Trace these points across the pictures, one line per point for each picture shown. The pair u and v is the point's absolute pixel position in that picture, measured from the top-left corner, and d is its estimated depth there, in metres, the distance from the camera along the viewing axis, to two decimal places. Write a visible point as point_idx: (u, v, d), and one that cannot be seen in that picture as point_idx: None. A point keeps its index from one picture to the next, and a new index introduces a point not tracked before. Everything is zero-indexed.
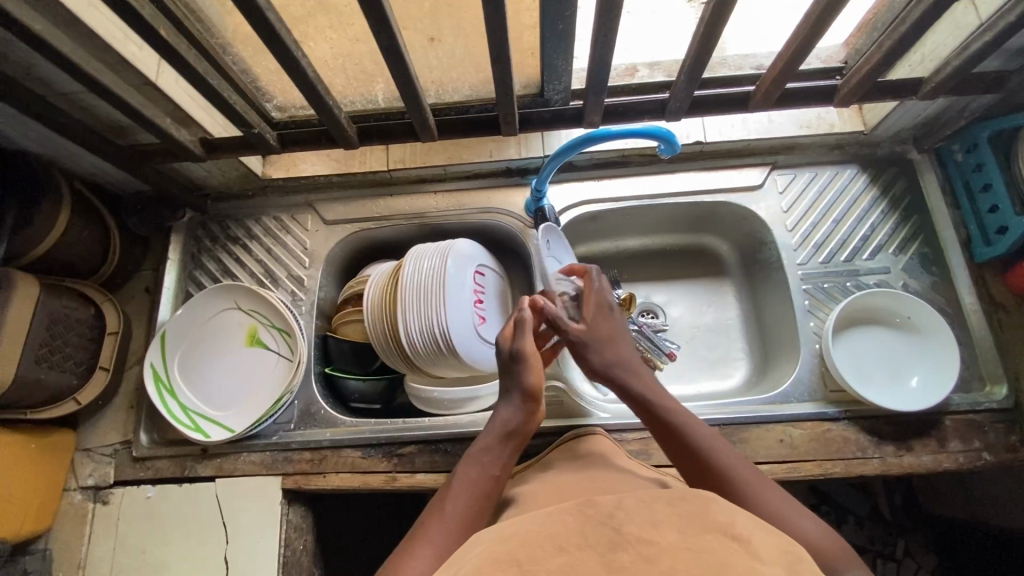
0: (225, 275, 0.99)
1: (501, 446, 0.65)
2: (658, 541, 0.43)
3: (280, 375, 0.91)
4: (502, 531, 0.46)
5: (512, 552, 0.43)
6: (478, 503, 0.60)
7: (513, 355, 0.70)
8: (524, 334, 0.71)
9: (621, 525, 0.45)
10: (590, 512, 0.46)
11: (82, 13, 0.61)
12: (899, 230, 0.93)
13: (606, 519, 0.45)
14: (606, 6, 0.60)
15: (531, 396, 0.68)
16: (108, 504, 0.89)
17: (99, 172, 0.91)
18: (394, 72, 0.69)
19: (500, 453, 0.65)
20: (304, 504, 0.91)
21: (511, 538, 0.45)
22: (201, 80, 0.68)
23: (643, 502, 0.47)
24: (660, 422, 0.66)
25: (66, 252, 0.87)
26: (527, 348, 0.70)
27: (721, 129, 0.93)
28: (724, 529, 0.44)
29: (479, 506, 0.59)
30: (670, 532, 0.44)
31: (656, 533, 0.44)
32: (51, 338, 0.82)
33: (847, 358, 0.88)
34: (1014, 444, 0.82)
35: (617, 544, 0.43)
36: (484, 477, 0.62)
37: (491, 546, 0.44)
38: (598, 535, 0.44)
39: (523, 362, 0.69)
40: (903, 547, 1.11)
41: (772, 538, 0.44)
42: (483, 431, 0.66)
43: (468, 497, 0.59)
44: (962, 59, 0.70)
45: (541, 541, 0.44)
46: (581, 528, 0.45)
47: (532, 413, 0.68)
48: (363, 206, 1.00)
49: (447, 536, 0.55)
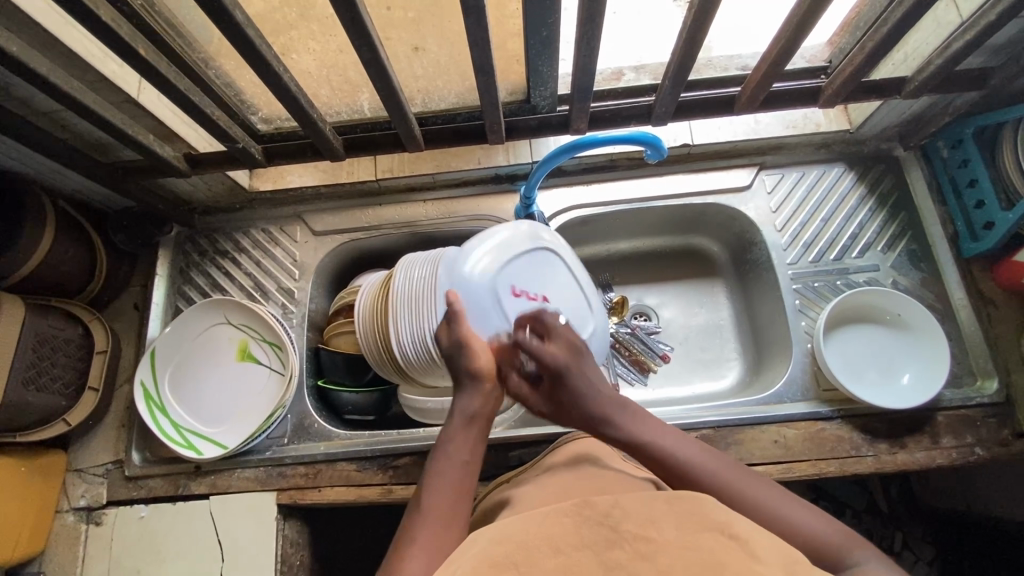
0: (215, 289, 0.98)
1: (470, 432, 0.66)
2: (657, 538, 0.42)
3: (272, 389, 0.90)
4: (498, 532, 0.45)
5: (511, 555, 0.42)
6: (458, 495, 0.60)
7: (454, 342, 0.72)
8: (459, 322, 0.72)
9: (618, 523, 0.43)
10: (587, 512, 0.45)
11: (59, 32, 0.61)
12: (887, 227, 0.94)
13: (603, 518, 0.44)
14: (588, 13, 0.60)
15: (482, 379, 0.70)
16: (101, 524, 0.88)
17: (83, 187, 0.90)
18: (377, 84, 0.69)
19: (468, 441, 0.65)
20: (299, 519, 0.90)
21: (507, 539, 0.43)
22: (182, 95, 0.68)
23: (642, 502, 0.45)
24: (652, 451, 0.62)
25: (52, 272, 0.86)
26: (467, 334, 0.72)
27: (709, 131, 0.93)
28: (722, 527, 0.42)
29: (459, 495, 0.60)
30: (668, 529, 0.43)
31: (654, 531, 0.43)
32: (39, 360, 0.81)
33: (839, 357, 0.88)
34: (1006, 438, 0.82)
35: (614, 542, 0.42)
36: (457, 464, 0.62)
37: (488, 550, 0.43)
38: (596, 535, 0.43)
39: (467, 347, 0.71)
40: (900, 539, 1.11)
41: (771, 540, 0.42)
42: (446, 423, 0.67)
43: (448, 491, 0.60)
44: (944, 57, 0.70)
45: (536, 544, 0.42)
46: (577, 530, 0.43)
47: (486, 390, 0.69)
48: (352, 216, 1.00)
49: (435, 536, 0.55)
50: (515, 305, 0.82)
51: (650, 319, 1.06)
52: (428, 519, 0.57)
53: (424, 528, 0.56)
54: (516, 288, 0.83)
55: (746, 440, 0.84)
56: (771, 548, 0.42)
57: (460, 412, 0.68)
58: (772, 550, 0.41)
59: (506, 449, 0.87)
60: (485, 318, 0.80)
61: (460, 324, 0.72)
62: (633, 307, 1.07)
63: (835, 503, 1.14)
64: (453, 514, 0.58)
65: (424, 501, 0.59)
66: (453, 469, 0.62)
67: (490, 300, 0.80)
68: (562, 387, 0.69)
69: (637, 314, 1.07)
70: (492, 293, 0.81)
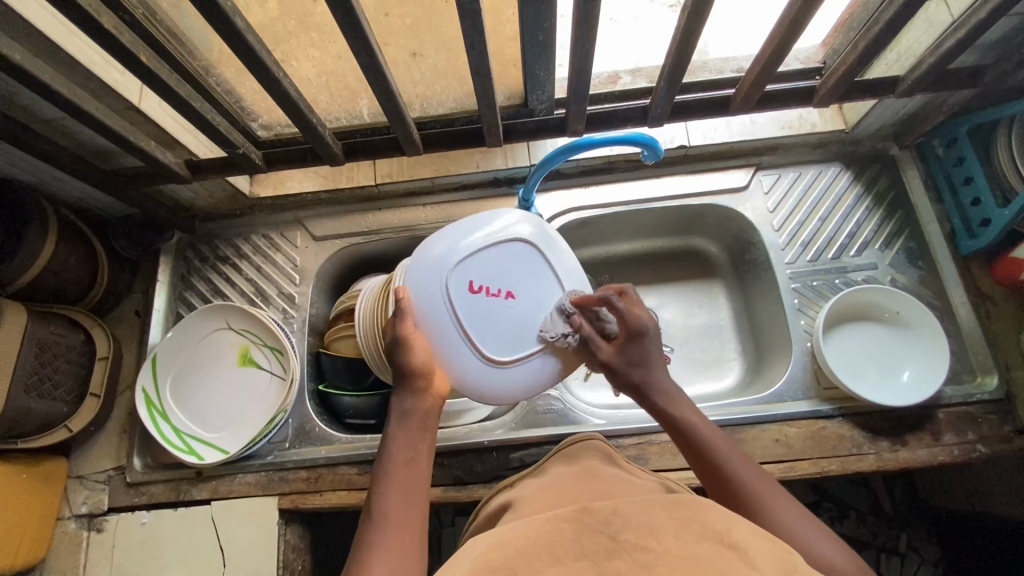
0: (215, 295, 0.99)
1: (411, 432, 0.65)
2: (655, 547, 0.42)
3: (273, 394, 0.90)
4: (495, 543, 0.45)
5: (507, 561, 0.42)
6: (409, 493, 0.61)
7: (394, 340, 0.66)
8: (405, 320, 0.66)
9: (617, 534, 0.43)
10: (586, 520, 0.45)
11: (62, 41, 0.62)
12: (885, 225, 0.94)
13: (602, 527, 0.44)
14: (583, 15, 0.60)
15: (417, 377, 0.67)
16: (102, 531, 0.88)
17: (84, 194, 0.90)
18: (376, 90, 0.69)
19: (409, 439, 0.65)
20: (301, 524, 0.90)
21: (505, 548, 0.44)
22: (182, 102, 0.68)
23: (641, 510, 0.46)
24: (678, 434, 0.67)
25: (54, 279, 0.86)
26: (410, 331, 0.66)
27: (705, 132, 0.94)
28: (718, 536, 0.42)
29: (413, 497, 0.61)
30: (668, 538, 0.42)
31: (653, 539, 0.42)
32: (40, 366, 0.82)
33: (840, 356, 0.88)
34: (1007, 435, 0.82)
35: (612, 551, 0.42)
36: (405, 466, 0.62)
37: (486, 557, 0.43)
38: (594, 543, 0.43)
39: (404, 346, 0.66)
40: (905, 541, 1.11)
41: (769, 547, 0.42)
42: (388, 424, 0.67)
43: (397, 495, 0.60)
44: (938, 55, 0.71)
45: (535, 550, 0.42)
46: (576, 537, 0.43)
47: (430, 389, 0.67)
48: (352, 220, 1.00)
49: (394, 539, 0.56)
50: (469, 304, 0.66)
51: None
52: (382, 522, 0.58)
53: (384, 532, 0.57)
54: (475, 283, 0.67)
55: (747, 439, 0.84)
56: (768, 551, 0.41)
57: (398, 412, 0.67)
58: (771, 558, 0.40)
59: (508, 451, 0.87)
60: (434, 319, 0.66)
61: (406, 322, 0.66)
62: None
63: (838, 505, 1.13)
64: (407, 515, 0.59)
65: (377, 506, 0.60)
66: (401, 470, 0.62)
67: (436, 298, 0.66)
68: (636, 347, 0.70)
69: None
70: (441, 286, 0.66)
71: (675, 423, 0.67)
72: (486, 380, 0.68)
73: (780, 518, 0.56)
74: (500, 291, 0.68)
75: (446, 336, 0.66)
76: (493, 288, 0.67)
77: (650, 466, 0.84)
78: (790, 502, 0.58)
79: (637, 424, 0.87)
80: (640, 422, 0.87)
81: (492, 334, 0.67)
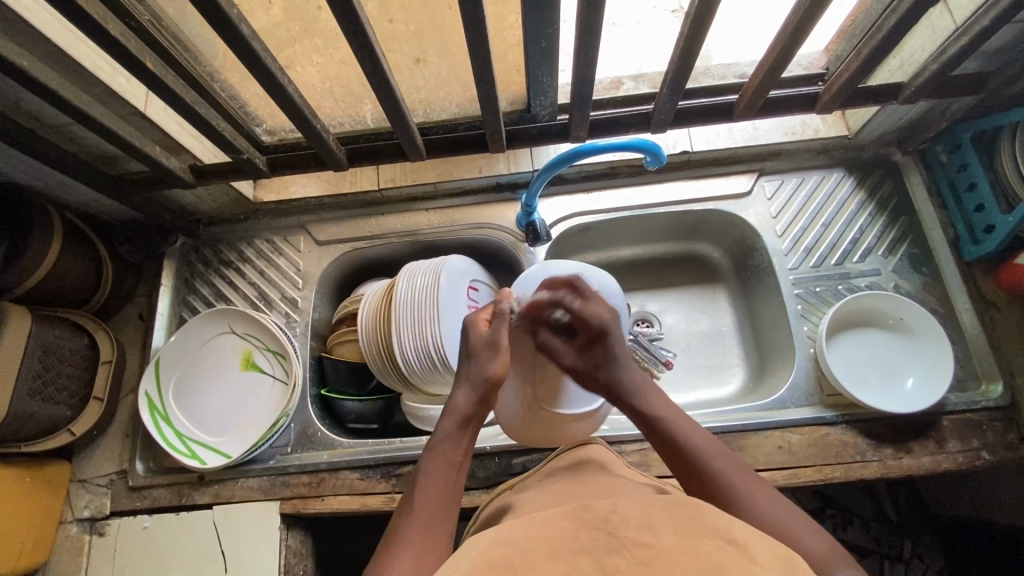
0: (219, 299, 0.99)
1: (456, 436, 0.66)
2: (655, 543, 0.41)
3: (276, 399, 0.90)
4: (497, 539, 0.45)
5: (507, 556, 0.42)
6: (447, 492, 0.61)
7: (487, 341, 0.73)
8: (503, 325, 0.74)
9: (616, 530, 0.43)
10: (585, 517, 0.45)
11: (69, 47, 0.62)
12: (887, 232, 0.94)
13: (601, 524, 0.44)
14: (587, 23, 0.61)
15: (490, 385, 0.70)
16: (105, 535, 0.88)
17: (89, 199, 0.91)
18: (380, 96, 0.70)
19: (457, 442, 0.66)
20: (302, 529, 0.90)
21: (504, 544, 0.43)
22: (189, 109, 0.69)
23: (638, 506, 0.45)
24: (655, 434, 0.65)
25: (58, 283, 0.87)
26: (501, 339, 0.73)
27: (707, 138, 0.94)
28: (719, 532, 0.42)
29: (447, 496, 0.61)
30: (666, 534, 0.42)
31: (653, 536, 0.42)
32: (45, 370, 0.82)
33: (844, 362, 0.88)
34: (1012, 442, 0.81)
35: (612, 548, 0.41)
36: (450, 467, 0.63)
37: (487, 552, 0.43)
38: (594, 539, 0.42)
39: (493, 351, 0.72)
40: (909, 548, 1.10)
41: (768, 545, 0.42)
42: (440, 419, 0.68)
43: (437, 491, 0.61)
44: (940, 63, 0.71)
45: (534, 546, 0.42)
46: (575, 533, 0.43)
47: (486, 398, 0.70)
48: (355, 225, 1.01)
49: (428, 534, 0.57)
50: (533, 341, 0.80)
51: (652, 326, 1.06)
52: (419, 518, 0.58)
53: (417, 531, 0.57)
54: (550, 325, 0.79)
55: (750, 446, 0.83)
56: (768, 549, 0.42)
57: (456, 412, 0.68)
58: (771, 558, 0.41)
59: (509, 457, 0.87)
60: (509, 340, 0.80)
61: (504, 329, 0.74)
62: (635, 314, 1.07)
63: (842, 512, 1.13)
64: (443, 513, 0.59)
65: (414, 503, 0.60)
66: (443, 469, 0.63)
67: (517, 324, 0.80)
68: (599, 350, 0.74)
69: (639, 321, 1.07)
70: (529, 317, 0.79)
71: (650, 420, 0.66)
72: (514, 401, 0.82)
73: (763, 514, 0.55)
74: (566, 343, 0.80)
75: (510, 357, 0.80)
76: (557, 340, 0.79)
77: (653, 473, 0.84)
78: (769, 493, 0.58)
79: (639, 430, 0.87)
80: (643, 429, 0.87)
81: (546, 376, 0.82)
